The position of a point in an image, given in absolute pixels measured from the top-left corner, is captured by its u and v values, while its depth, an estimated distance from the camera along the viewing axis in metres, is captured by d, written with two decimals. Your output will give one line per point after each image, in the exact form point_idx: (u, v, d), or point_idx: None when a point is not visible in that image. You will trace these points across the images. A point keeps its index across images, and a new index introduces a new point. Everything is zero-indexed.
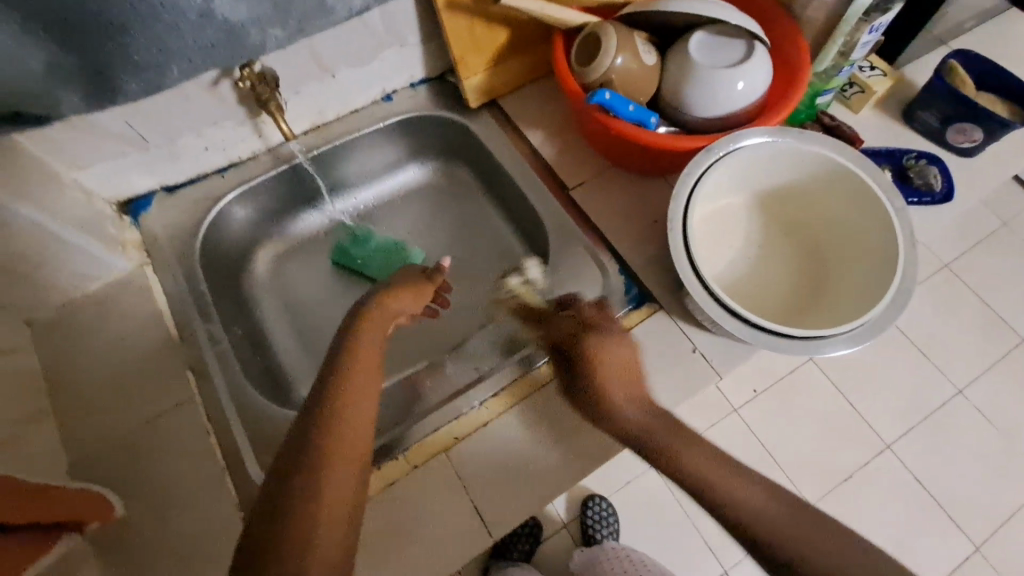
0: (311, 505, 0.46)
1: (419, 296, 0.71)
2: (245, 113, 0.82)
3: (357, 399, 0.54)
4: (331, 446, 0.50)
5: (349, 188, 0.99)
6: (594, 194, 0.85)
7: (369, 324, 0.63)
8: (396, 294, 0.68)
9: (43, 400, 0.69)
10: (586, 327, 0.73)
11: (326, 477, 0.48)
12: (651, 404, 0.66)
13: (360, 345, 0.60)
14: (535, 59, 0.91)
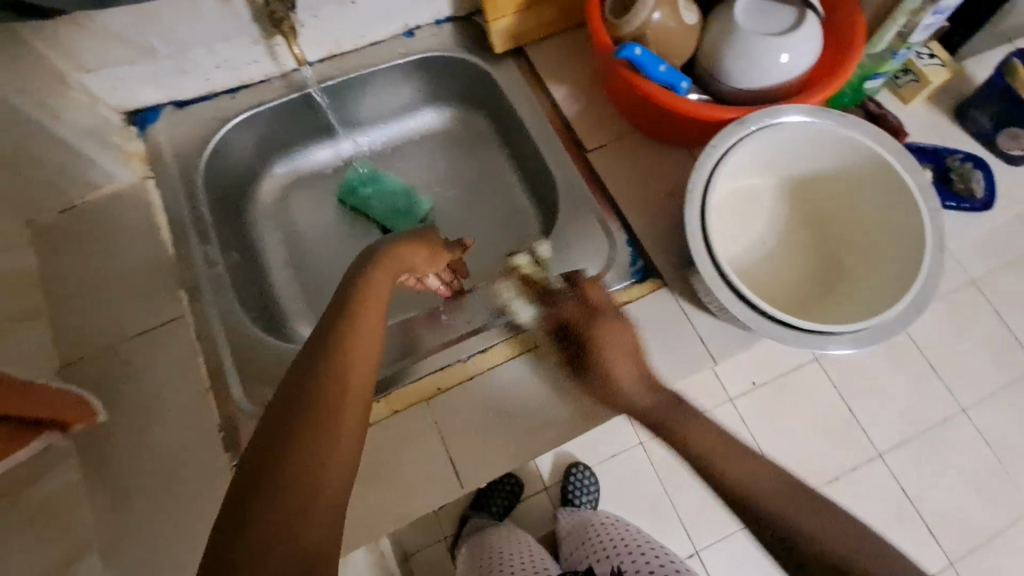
0: (289, 479, 0.38)
1: (431, 255, 0.70)
2: (259, 32, 0.78)
3: (354, 359, 0.46)
4: (319, 412, 0.42)
5: (363, 125, 0.96)
6: (612, 159, 0.81)
7: (381, 269, 0.59)
8: (414, 246, 0.67)
9: (39, 301, 0.70)
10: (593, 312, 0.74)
11: (319, 447, 0.40)
12: (652, 379, 0.71)
13: (367, 290, 0.54)
14: (568, 8, 0.85)
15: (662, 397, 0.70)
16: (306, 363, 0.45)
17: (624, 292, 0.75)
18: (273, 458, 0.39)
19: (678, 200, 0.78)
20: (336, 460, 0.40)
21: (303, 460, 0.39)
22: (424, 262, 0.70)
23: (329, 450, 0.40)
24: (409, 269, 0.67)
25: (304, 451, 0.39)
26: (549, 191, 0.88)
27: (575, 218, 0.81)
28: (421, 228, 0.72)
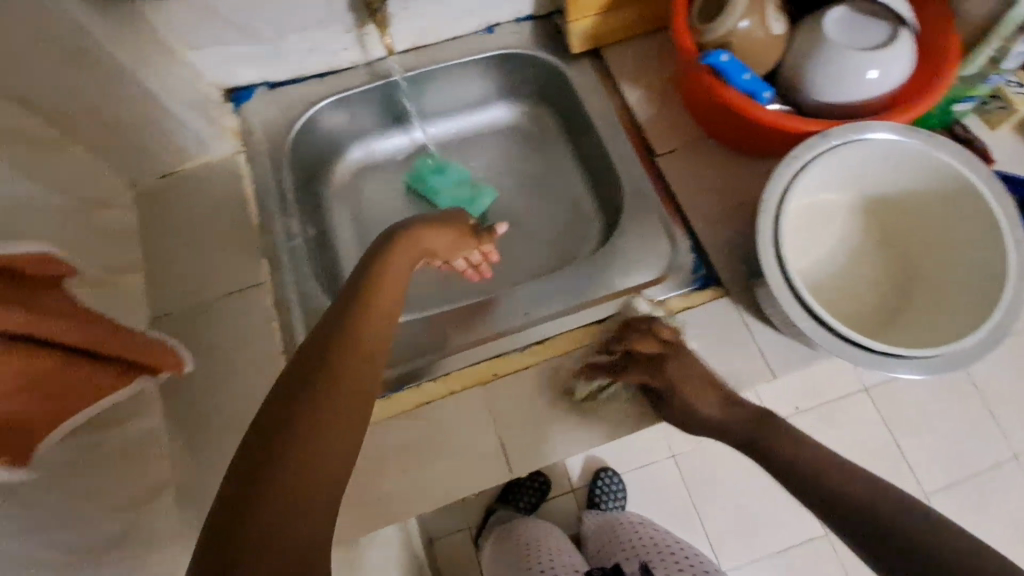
0: (293, 449, 0.40)
1: (454, 239, 0.76)
2: (353, 21, 0.82)
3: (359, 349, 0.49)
4: (323, 391, 0.45)
5: (436, 116, 0.99)
6: (681, 164, 0.82)
7: (403, 247, 0.65)
8: (437, 230, 0.72)
9: (137, 257, 0.76)
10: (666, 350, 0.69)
11: (320, 422, 0.43)
12: (733, 402, 0.66)
13: (382, 281, 0.58)
14: (650, 12, 0.86)
15: (738, 415, 0.66)
16: (312, 348, 0.48)
17: (685, 297, 0.75)
18: (280, 426, 0.42)
19: (746, 210, 0.78)
20: (339, 436, 0.43)
21: (306, 432, 0.42)
22: (446, 246, 0.75)
23: (333, 427, 0.43)
24: (427, 253, 0.71)
25: (305, 424, 0.42)
26: (612, 191, 0.88)
27: (639, 219, 0.81)
28: (452, 210, 0.77)
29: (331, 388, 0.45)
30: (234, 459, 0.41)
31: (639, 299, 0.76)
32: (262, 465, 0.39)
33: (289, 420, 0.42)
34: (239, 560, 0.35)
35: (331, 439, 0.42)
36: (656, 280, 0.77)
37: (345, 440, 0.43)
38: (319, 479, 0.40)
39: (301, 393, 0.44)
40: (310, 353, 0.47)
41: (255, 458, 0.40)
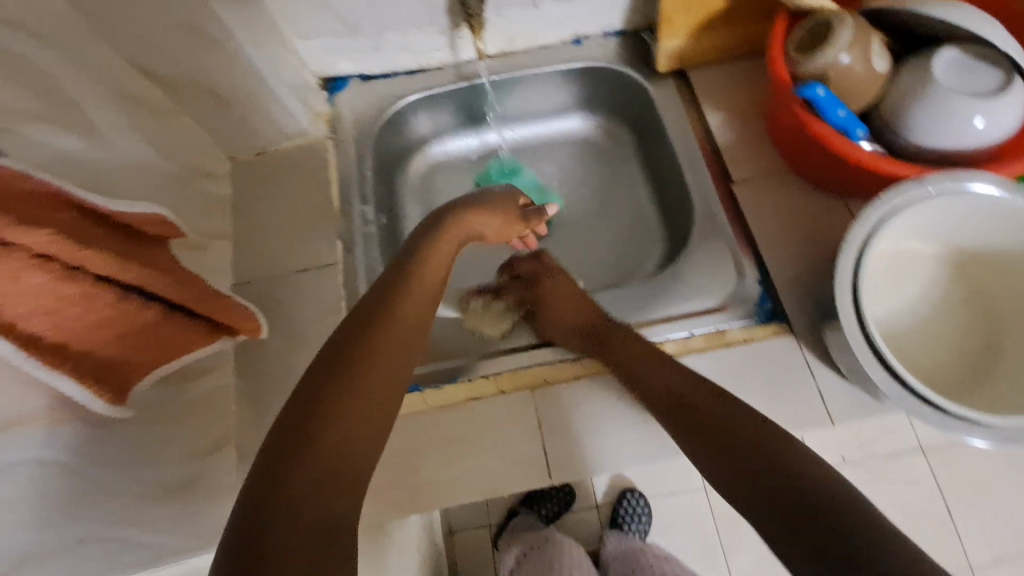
0: (322, 434, 0.42)
1: (502, 223, 0.79)
2: (448, 23, 0.86)
3: (390, 349, 0.51)
4: (352, 380, 0.47)
5: (513, 120, 1.01)
6: (759, 194, 0.80)
7: (456, 228, 0.70)
8: (485, 214, 0.76)
9: (227, 225, 0.82)
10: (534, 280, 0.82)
11: (349, 412, 0.45)
12: (590, 309, 0.75)
13: (427, 265, 0.62)
14: (742, 37, 0.85)
15: (593, 322, 0.74)
16: (342, 338, 0.50)
17: (747, 329, 0.73)
18: (307, 420, 0.43)
19: (823, 249, 0.75)
20: (361, 432, 0.45)
21: (336, 428, 0.43)
22: (495, 230, 0.79)
23: (355, 423, 0.45)
24: (475, 236, 0.76)
25: (327, 422, 0.43)
26: (681, 213, 0.87)
27: (709, 245, 0.79)
28: (505, 189, 0.81)
29: (358, 385, 0.47)
30: (262, 446, 0.42)
31: (700, 325, 0.74)
32: (291, 460, 0.41)
33: (316, 416, 0.43)
34: (264, 532, 0.37)
35: (354, 433, 0.44)
36: (717, 308, 0.75)
37: (369, 437, 0.45)
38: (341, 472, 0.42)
39: (327, 388, 0.45)
40: (339, 348, 0.49)
41: (281, 451, 0.41)
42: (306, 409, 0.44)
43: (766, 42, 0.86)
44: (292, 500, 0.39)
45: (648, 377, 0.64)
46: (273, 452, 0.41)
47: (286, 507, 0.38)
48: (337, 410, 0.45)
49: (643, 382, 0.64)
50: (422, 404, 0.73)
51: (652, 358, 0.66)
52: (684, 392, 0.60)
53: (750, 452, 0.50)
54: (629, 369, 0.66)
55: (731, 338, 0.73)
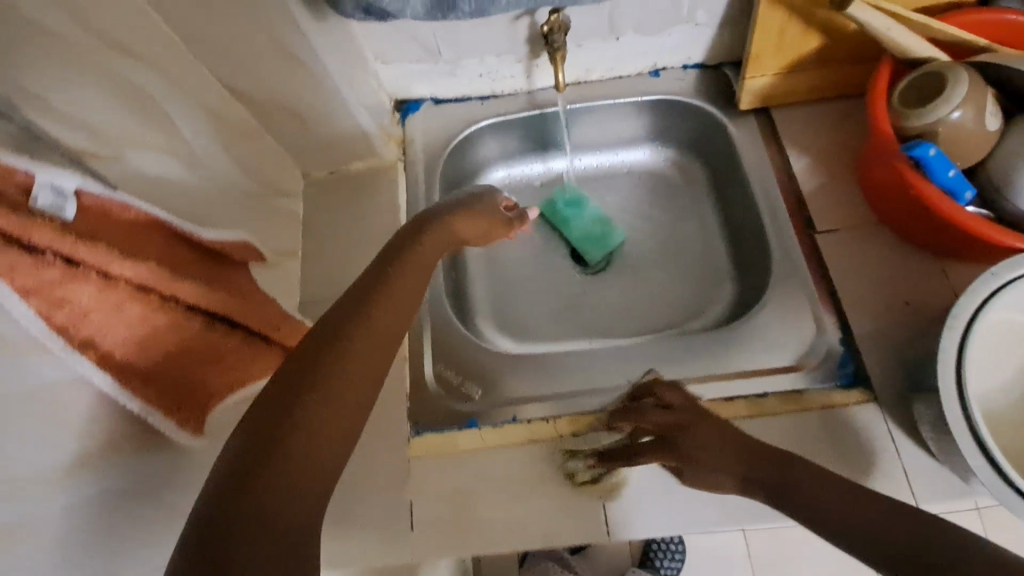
0: (295, 423, 0.41)
1: (485, 229, 0.74)
2: (527, 52, 0.85)
3: (369, 334, 0.49)
4: (332, 369, 0.45)
5: (582, 150, 0.99)
6: (844, 247, 0.76)
7: (429, 239, 0.65)
8: (468, 220, 0.71)
9: (297, 243, 0.83)
10: (664, 406, 0.63)
11: (327, 403, 0.43)
12: (753, 455, 0.54)
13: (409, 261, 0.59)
14: (832, 79, 0.81)
15: (764, 470, 0.53)
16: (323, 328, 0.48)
17: (826, 394, 0.69)
18: (281, 410, 0.42)
19: (914, 312, 0.71)
20: (334, 417, 0.43)
21: (311, 416, 0.42)
22: (477, 235, 0.73)
23: (331, 409, 0.43)
24: (457, 245, 0.71)
25: (300, 410, 0.42)
26: (755, 259, 0.84)
27: (788, 299, 0.76)
28: (486, 191, 0.76)
29: (337, 371, 0.45)
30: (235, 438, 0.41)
31: (774, 386, 0.71)
32: (260, 456, 0.39)
33: (289, 404, 0.42)
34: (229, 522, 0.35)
35: (328, 421, 0.43)
36: (793, 368, 0.72)
37: (343, 421, 0.44)
38: (314, 462, 0.41)
39: (307, 375, 0.44)
40: (318, 336, 0.47)
41: (255, 440, 0.40)
42: (285, 395, 0.43)
43: (858, 84, 0.82)
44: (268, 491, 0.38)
45: (718, 444, 0.56)
46: (245, 442, 0.40)
47: (260, 494, 0.37)
48: (310, 407, 0.42)
49: (724, 446, 0.56)
50: (479, 443, 0.70)
51: (733, 431, 0.57)
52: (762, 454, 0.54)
53: (797, 497, 0.49)
54: (699, 448, 0.57)
55: (808, 402, 0.69)
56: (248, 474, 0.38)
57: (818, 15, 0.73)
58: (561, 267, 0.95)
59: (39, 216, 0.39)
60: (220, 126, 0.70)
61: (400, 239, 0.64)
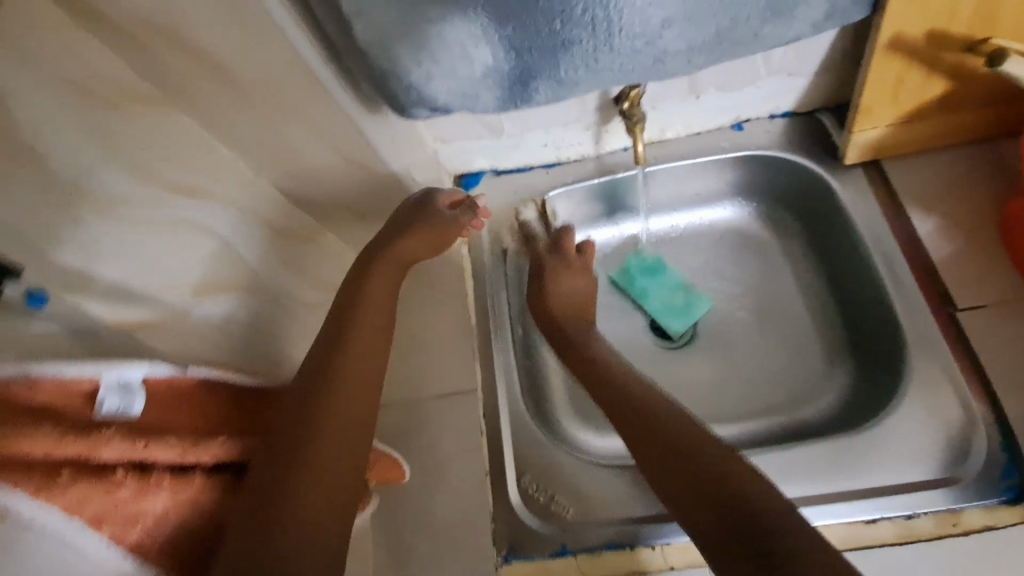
0: (299, 480, 0.44)
1: (436, 244, 0.66)
2: (596, 119, 0.78)
3: (353, 364, 0.53)
4: (320, 416, 0.48)
5: (656, 210, 0.90)
6: (994, 328, 0.64)
7: (380, 272, 0.62)
8: (411, 238, 0.64)
9: None
10: (553, 247, 0.80)
11: (325, 455, 0.46)
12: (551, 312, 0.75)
13: (372, 296, 0.59)
14: (959, 126, 0.69)
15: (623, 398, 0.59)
16: (308, 373, 0.51)
17: (990, 512, 0.57)
18: (279, 468, 0.44)
19: None
20: (343, 444, 0.48)
21: (313, 468, 0.45)
22: (432, 254, 0.67)
23: (329, 461, 0.46)
24: (408, 267, 0.65)
25: (310, 445, 0.46)
26: (875, 335, 0.72)
27: (932, 391, 0.64)
28: (423, 193, 0.68)
29: (328, 419, 0.48)
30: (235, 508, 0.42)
31: (925, 503, 0.59)
32: (269, 525, 0.41)
33: (298, 448, 0.45)
34: None
35: (339, 447, 0.47)
36: (945, 480, 0.60)
37: (343, 471, 0.46)
38: (329, 491, 0.45)
39: (296, 429, 0.46)
40: (304, 387, 0.50)
41: (255, 505, 0.42)
42: (277, 452, 0.45)
43: (991, 127, 0.70)
44: (299, 522, 0.42)
45: (610, 396, 0.60)
46: (254, 501, 0.42)
47: (279, 551, 0.40)
48: (309, 459, 0.45)
49: (626, 404, 0.58)
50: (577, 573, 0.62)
51: (632, 377, 0.61)
52: (675, 434, 0.53)
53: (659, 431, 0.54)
54: (611, 387, 0.61)
55: (964, 522, 0.57)
56: (262, 531, 0.41)
57: (947, 60, 0.62)
58: (639, 341, 0.86)
59: (101, 428, 0.37)
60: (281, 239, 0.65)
61: (348, 283, 0.62)
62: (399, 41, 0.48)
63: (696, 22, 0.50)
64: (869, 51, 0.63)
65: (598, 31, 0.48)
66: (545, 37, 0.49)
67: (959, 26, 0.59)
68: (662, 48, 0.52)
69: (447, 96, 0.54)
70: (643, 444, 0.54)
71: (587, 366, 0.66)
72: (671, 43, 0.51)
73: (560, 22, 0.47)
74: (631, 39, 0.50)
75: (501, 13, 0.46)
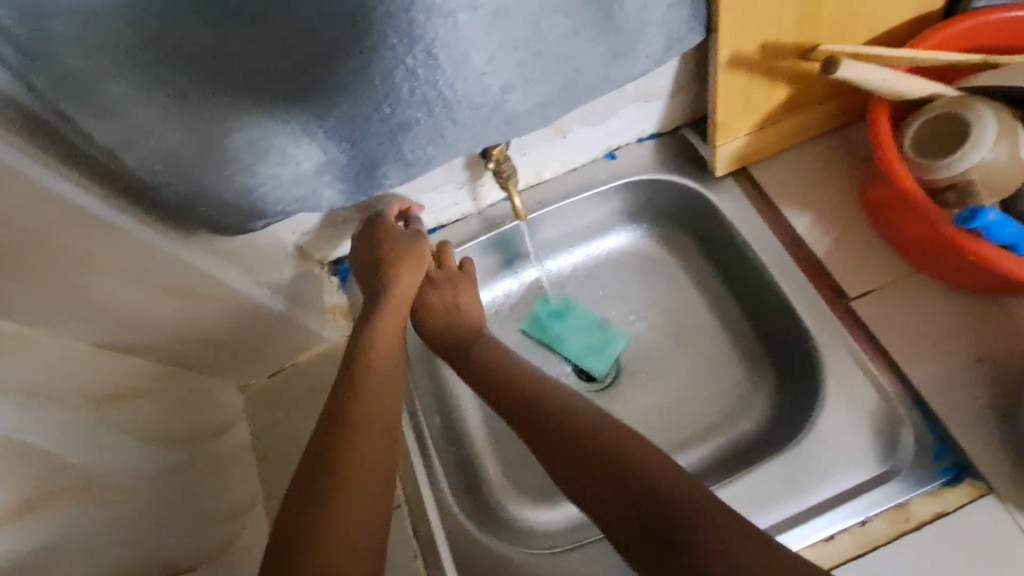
0: (309, 555, 0.43)
1: (417, 257, 0.64)
2: (466, 177, 0.72)
3: (369, 423, 0.53)
4: (332, 485, 0.48)
5: (552, 252, 0.86)
6: (888, 311, 0.65)
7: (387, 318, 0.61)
8: (398, 271, 0.63)
9: (254, 481, 0.66)
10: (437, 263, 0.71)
11: (337, 525, 0.46)
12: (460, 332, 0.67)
13: (375, 341, 0.59)
14: (809, 123, 0.72)
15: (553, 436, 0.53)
16: (318, 441, 0.51)
17: (934, 498, 0.58)
18: (289, 549, 0.44)
19: (994, 372, 0.60)
20: (360, 512, 0.47)
21: (324, 542, 0.44)
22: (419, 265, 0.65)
23: (343, 534, 0.45)
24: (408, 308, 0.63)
25: (324, 513, 0.46)
26: (784, 337, 0.72)
27: (850, 385, 0.64)
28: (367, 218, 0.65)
29: (342, 487, 0.48)
30: None
31: (875, 504, 0.59)
32: None
33: (309, 523, 0.45)
34: None
35: (355, 522, 0.47)
36: (886, 474, 0.60)
37: (359, 539, 0.46)
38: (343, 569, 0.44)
39: (309, 503, 0.47)
40: (316, 457, 0.50)
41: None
42: (290, 533, 0.45)
43: (836, 119, 0.73)
44: None
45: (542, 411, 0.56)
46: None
47: None
48: (321, 531, 0.45)
49: (553, 435, 0.54)
50: None
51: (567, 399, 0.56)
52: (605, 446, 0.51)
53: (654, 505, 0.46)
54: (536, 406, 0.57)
55: (915, 515, 0.58)
56: None
57: (784, 67, 0.63)
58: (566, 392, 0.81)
59: None
60: (112, 402, 0.53)
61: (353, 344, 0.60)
62: (202, 164, 0.40)
63: (537, 80, 0.46)
64: (714, 70, 0.63)
65: (435, 108, 0.43)
66: (376, 123, 0.42)
67: (786, 36, 0.60)
68: (513, 108, 0.47)
69: (282, 205, 0.46)
70: (592, 473, 0.50)
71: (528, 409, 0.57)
72: (520, 102, 0.47)
73: (389, 102, 0.41)
74: (475, 106, 0.45)
75: (314, 104, 0.39)
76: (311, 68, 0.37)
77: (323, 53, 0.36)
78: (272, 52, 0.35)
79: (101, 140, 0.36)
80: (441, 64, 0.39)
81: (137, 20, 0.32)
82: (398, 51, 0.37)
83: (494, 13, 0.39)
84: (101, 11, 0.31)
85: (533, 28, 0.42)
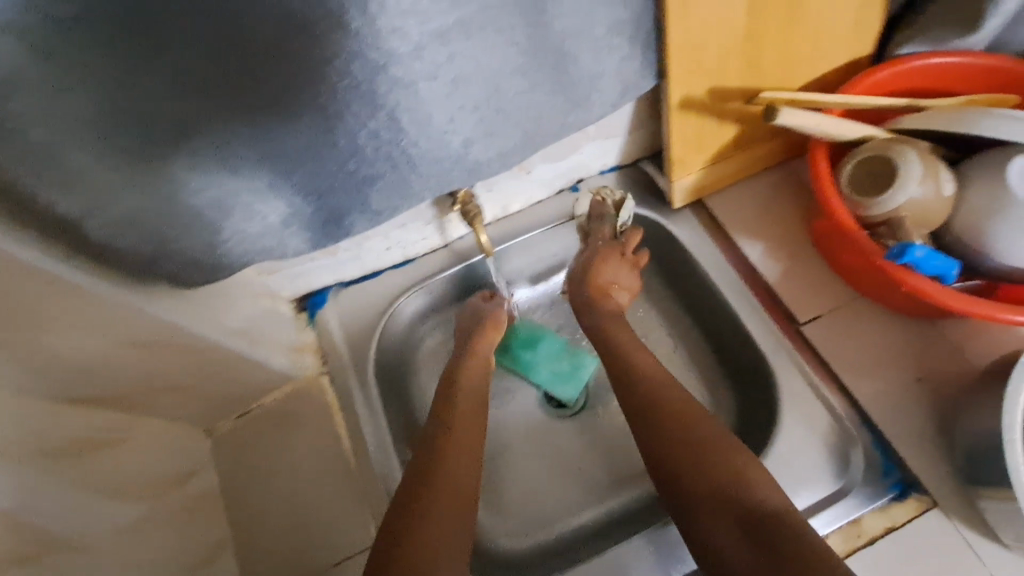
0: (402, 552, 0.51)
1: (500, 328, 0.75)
2: (434, 213, 0.73)
3: (462, 444, 0.62)
4: (433, 490, 0.57)
5: (522, 281, 0.87)
6: (835, 335, 0.69)
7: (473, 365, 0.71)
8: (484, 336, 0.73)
9: (222, 526, 0.65)
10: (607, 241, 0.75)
11: (428, 528, 0.53)
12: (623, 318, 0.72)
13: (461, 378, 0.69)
14: (757, 158, 0.76)
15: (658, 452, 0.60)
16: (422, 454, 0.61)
17: (883, 513, 0.62)
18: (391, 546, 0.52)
19: (933, 390, 0.64)
20: (452, 514, 0.55)
21: (421, 535, 0.53)
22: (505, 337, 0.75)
23: (436, 532, 0.53)
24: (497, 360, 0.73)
25: (424, 513, 0.55)
26: (742, 360, 0.76)
27: (804, 407, 0.67)
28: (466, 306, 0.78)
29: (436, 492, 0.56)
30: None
31: (829, 522, 0.62)
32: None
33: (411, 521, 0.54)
34: None
35: (450, 528, 0.54)
36: (840, 491, 0.64)
37: (449, 535, 0.54)
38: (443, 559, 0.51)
39: (412, 502, 0.56)
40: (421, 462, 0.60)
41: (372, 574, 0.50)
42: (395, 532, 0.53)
43: (782, 153, 0.77)
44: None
45: (665, 421, 0.61)
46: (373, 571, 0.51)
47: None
48: (417, 527, 0.53)
49: (677, 473, 0.57)
50: None
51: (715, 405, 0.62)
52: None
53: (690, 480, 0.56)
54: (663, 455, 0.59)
55: (865, 531, 0.61)
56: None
57: (730, 109, 0.68)
58: (538, 420, 0.82)
59: None
60: (78, 457, 0.52)
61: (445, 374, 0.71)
62: (167, 223, 0.41)
63: (497, 134, 0.50)
64: (667, 112, 0.66)
65: (399, 162, 0.46)
66: (343, 178, 0.45)
67: (730, 81, 0.64)
68: (475, 159, 0.51)
69: (248, 258, 0.48)
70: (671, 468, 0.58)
71: (676, 403, 0.62)
72: (481, 154, 0.50)
73: (356, 158, 0.44)
74: (438, 160, 0.48)
75: (281, 163, 0.42)
76: (279, 132, 0.40)
77: (290, 119, 0.39)
78: (240, 121, 0.38)
79: (61, 208, 0.37)
80: (404, 125, 0.43)
81: (100, 95, 0.33)
82: (362, 115, 0.41)
83: (455, 79, 0.43)
84: (63, 88, 0.32)
85: (490, 91, 0.46)
